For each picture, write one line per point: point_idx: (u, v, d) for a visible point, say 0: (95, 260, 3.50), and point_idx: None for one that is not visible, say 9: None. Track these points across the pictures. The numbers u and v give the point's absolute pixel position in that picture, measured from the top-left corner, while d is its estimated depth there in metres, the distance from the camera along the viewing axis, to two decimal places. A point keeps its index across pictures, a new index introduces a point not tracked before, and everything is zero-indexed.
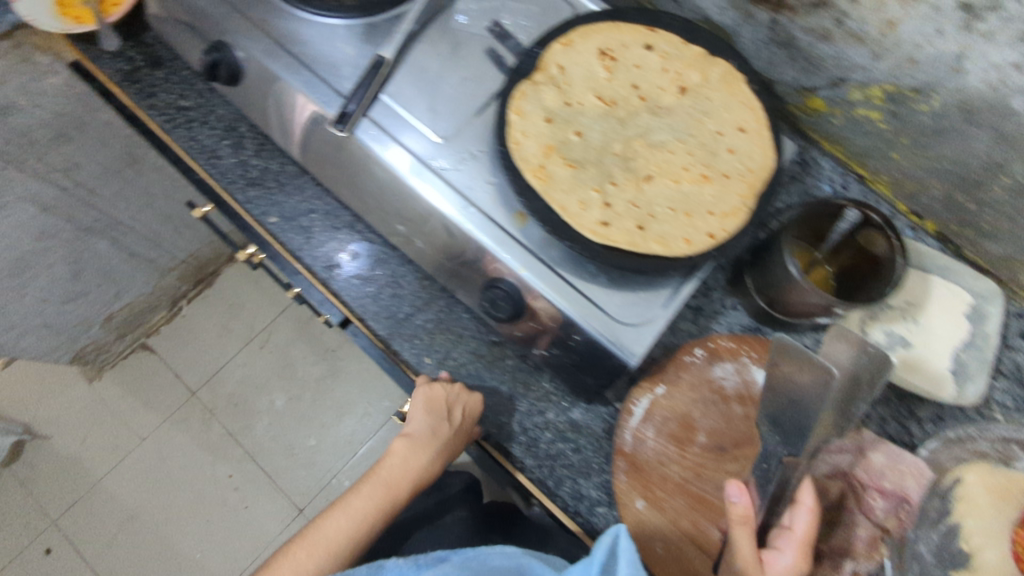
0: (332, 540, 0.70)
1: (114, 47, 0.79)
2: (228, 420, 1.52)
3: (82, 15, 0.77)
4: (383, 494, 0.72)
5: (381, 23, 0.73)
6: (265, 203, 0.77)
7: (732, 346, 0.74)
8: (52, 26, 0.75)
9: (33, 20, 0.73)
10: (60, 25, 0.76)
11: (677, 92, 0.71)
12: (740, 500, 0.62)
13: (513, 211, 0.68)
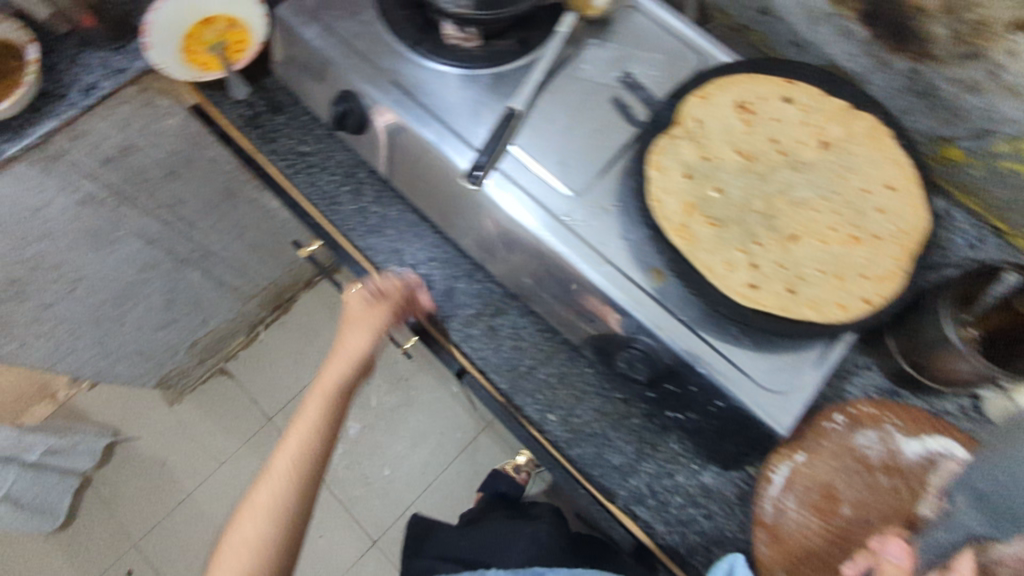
0: (293, 458, 0.71)
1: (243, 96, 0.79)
2: None
3: (209, 62, 0.78)
4: (326, 403, 0.74)
5: (509, 72, 0.71)
6: (387, 251, 0.76)
7: (873, 412, 0.71)
8: (182, 74, 0.76)
9: (163, 69, 0.75)
10: (189, 74, 0.77)
11: (818, 146, 0.68)
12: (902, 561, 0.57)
13: (649, 269, 0.65)
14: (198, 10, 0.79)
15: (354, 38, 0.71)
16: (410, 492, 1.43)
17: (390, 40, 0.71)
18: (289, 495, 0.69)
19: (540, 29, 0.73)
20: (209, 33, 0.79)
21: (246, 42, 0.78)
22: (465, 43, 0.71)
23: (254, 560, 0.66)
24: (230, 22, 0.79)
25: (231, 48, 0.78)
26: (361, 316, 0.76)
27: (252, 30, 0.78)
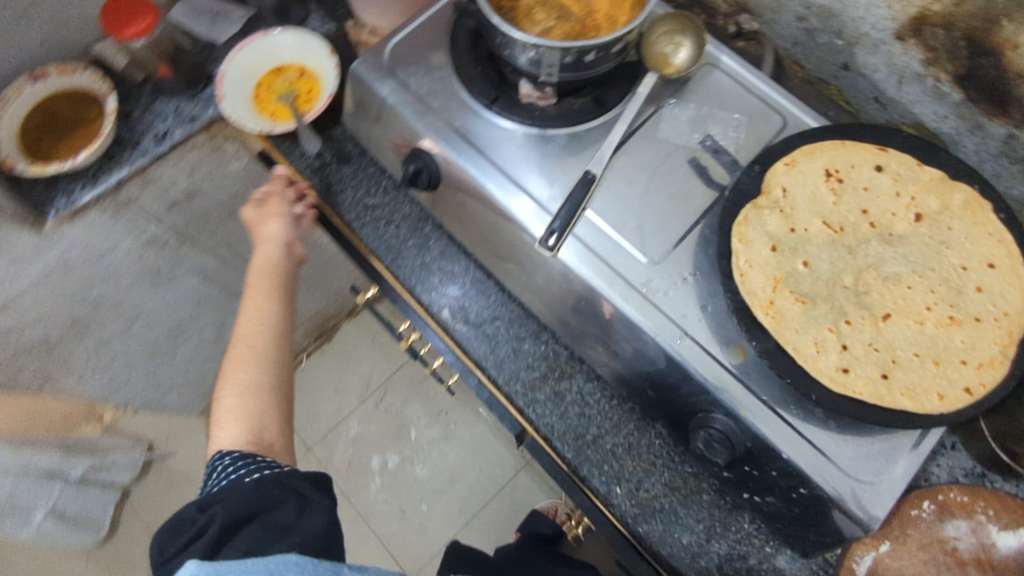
0: (256, 323, 0.73)
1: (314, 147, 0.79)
2: (342, 479, 1.47)
3: (279, 112, 0.78)
4: (270, 287, 0.76)
5: (585, 132, 0.70)
6: (451, 309, 0.75)
7: (964, 500, 0.67)
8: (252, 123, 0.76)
9: (234, 118, 0.75)
10: (258, 123, 0.77)
11: (912, 220, 0.65)
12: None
13: (730, 345, 0.62)
14: (272, 63, 0.81)
15: (429, 95, 0.70)
16: (447, 526, 1.42)
17: (466, 97, 0.70)
18: (273, 349, 0.73)
19: (618, 87, 0.71)
20: (281, 83, 0.80)
21: (316, 92, 0.79)
22: (540, 101, 0.70)
23: (259, 400, 0.70)
24: (302, 73, 0.80)
25: (302, 98, 0.78)
26: (276, 203, 0.78)
27: (322, 80, 0.79)
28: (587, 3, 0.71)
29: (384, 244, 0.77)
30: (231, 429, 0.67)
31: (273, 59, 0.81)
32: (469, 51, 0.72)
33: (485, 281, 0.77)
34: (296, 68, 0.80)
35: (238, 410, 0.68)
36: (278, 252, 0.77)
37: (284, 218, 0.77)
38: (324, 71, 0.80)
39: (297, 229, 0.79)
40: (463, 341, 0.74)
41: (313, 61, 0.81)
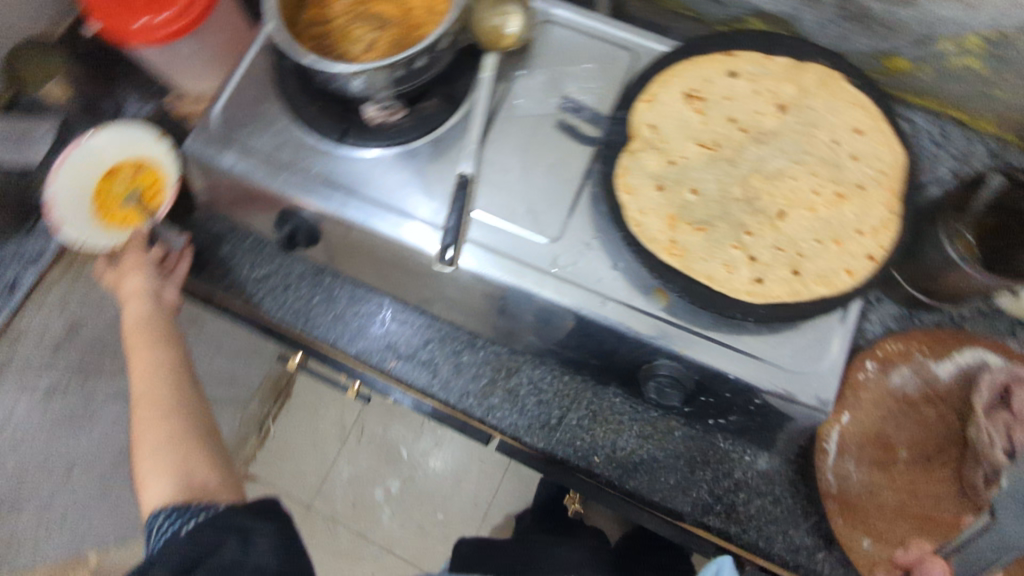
0: (152, 374, 0.68)
1: (180, 244, 0.74)
2: (352, 522, 1.47)
3: (129, 218, 0.73)
4: (153, 338, 0.69)
5: (445, 134, 0.68)
6: (380, 349, 0.73)
7: (901, 348, 0.70)
8: (107, 240, 0.71)
9: (82, 245, 0.69)
10: (113, 237, 0.71)
11: (777, 113, 0.66)
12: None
13: (650, 291, 0.63)
14: (96, 164, 0.73)
15: (276, 151, 0.67)
16: (468, 524, 1.44)
17: (314, 141, 0.67)
18: (179, 396, 0.68)
19: (462, 76, 0.69)
20: (117, 185, 0.73)
21: (161, 183, 0.73)
22: (389, 118, 0.66)
23: (179, 452, 0.65)
24: (136, 167, 0.74)
25: (148, 195, 0.73)
26: (133, 253, 0.71)
27: (162, 168, 0.74)
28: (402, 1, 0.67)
29: (289, 312, 0.74)
30: (160, 483, 0.63)
31: (94, 159, 0.73)
32: (301, 89, 0.67)
33: (401, 308, 0.74)
34: (127, 163, 0.74)
35: (161, 469, 0.63)
36: (147, 305, 0.69)
37: (145, 268, 0.70)
38: (160, 156, 0.74)
39: (163, 279, 0.71)
40: (403, 377, 0.73)
41: (143, 150, 0.74)
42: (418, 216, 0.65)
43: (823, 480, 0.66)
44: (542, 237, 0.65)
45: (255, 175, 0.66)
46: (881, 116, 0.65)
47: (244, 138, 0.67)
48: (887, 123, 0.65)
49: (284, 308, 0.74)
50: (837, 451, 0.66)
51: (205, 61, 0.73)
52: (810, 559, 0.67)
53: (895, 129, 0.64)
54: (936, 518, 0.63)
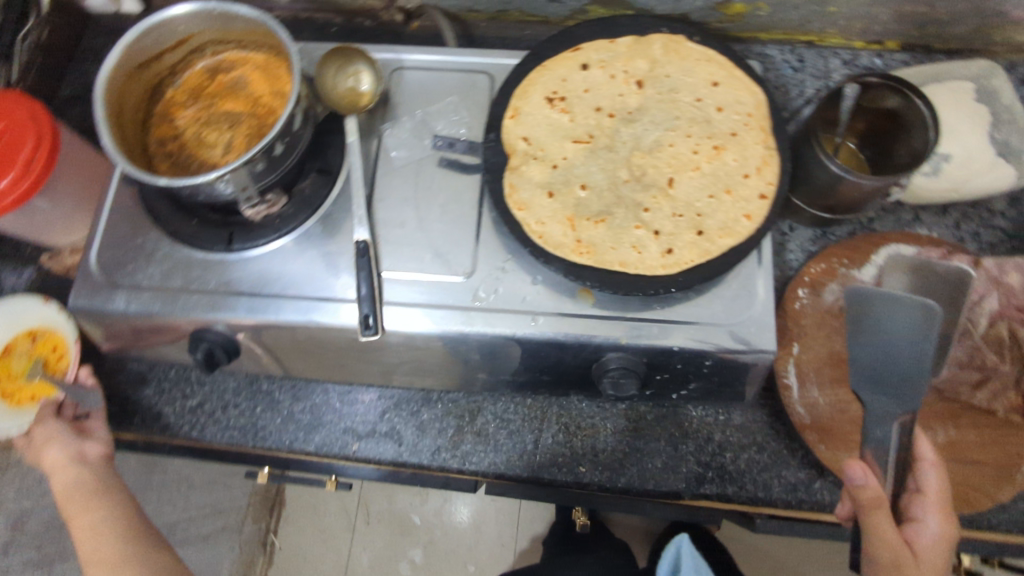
0: (100, 535, 0.61)
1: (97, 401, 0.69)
2: None
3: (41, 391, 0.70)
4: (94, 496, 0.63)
5: (331, 210, 0.67)
6: (339, 437, 0.72)
7: (824, 267, 0.73)
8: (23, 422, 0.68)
9: None
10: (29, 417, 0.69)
11: (637, 88, 0.67)
12: (868, 481, 0.58)
13: (574, 294, 0.63)
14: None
15: (168, 278, 0.65)
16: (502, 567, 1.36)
17: (205, 255, 0.65)
18: (139, 547, 0.62)
19: (331, 148, 0.68)
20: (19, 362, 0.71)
21: (63, 345, 0.71)
22: (271, 209, 0.65)
23: None
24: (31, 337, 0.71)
25: (54, 362, 0.70)
26: (43, 426, 0.65)
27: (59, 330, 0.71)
28: (246, 93, 0.66)
29: (237, 426, 0.72)
30: None
31: None
32: (175, 211, 0.66)
33: (350, 388, 0.73)
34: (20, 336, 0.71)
35: None
36: (75, 469, 0.64)
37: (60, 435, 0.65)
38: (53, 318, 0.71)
39: (82, 439, 0.66)
40: (373, 454, 0.71)
41: (33, 317, 0.71)
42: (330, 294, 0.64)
43: (795, 414, 0.67)
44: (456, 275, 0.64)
45: (154, 309, 0.64)
46: (733, 62, 0.66)
47: (131, 277, 0.65)
48: (740, 66, 0.66)
49: (230, 423, 0.72)
50: (798, 382, 0.69)
51: (72, 213, 0.71)
52: (810, 490, 0.69)
53: (748, 70, 0.66)
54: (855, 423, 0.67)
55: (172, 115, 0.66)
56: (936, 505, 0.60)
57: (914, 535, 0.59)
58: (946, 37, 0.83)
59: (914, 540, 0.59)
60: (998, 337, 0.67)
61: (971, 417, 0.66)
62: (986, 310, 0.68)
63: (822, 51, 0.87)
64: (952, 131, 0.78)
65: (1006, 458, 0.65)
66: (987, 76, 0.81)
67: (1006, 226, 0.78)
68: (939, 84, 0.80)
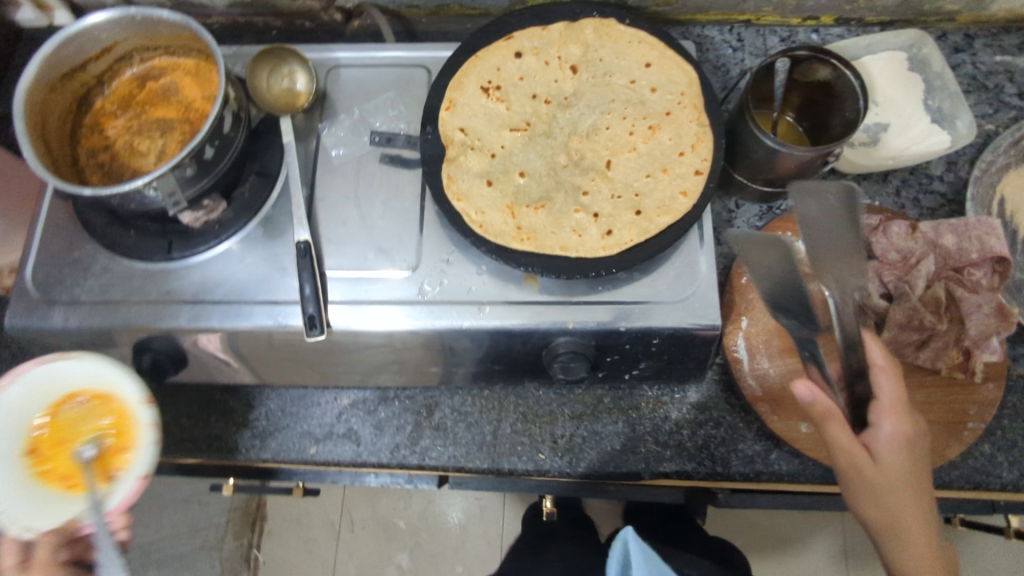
0: None
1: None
2: None
3: (77, 478, 0.54)
4: None
5: (272, 211, 0.67)
6: (296, 440, 0.71)
7: (768, 241, 0.74)
8: (31, 523, 0.52)
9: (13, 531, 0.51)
10: (44, 518, 0.52)
11: (573, 73, 0.67)
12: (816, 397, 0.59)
13: (521, 281, 0.64)
14: (81, 374, 0.55)
15: (108, 291, 0.64)
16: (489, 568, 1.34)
17: (145, 265, 0.65)
18: None
19: (267, 151, 0.68)
20: (64, 427, 0.55)
21: (128, 431, 0.54)
22: (211, 215, 0.64)
23: None
24: (95, 398, 0.55)
25: (113, 447, 0.54)
26: None
27: (129, 419, 0.54)
28: (177, 100, 0.65)
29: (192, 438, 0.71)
30: None
31: (47, 384, 0.55)
32: (111, 223, 0.65)
33: (305, 393, 0.73)
34: (102, 380, 0.55)
35: None
36: None
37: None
38: (121, 400, 0.55)
39: None
40: (333, 457, 0.71)
41: (111, 374, 0.55)
42: (275, 298, 0.63)
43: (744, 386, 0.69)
44: (401, 271, 0.64)
45: (98, 325, 0.63)
46: (668, 43, 0.67)
47: (69, 295, 0.64)
48: (674, 45, 0.66)
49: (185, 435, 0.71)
50: (747, 355, 0.70)
51: (7, 233, 0.69)
52: (767, 460, 0.70)
53: (682, 49, 0.66)
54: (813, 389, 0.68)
55: (102, 125, 0.65)
56: (891, 408, 0.60)
57: (871, 439, 0.59)
58: (878, 9, 0.85)
59: (870, 444, 0.59)
60: (935, 299, 0.66)
61: (917, 377, 0.68)
62: (923, 273, 0.67)
63: (761, 29, 0.88)
64: (885, 102, 0.80)
65: (951, 416, 0.67)
66: (918, 45, 0.82)
67: (947, 191, 0.80)
68: (871, 56, 0.82)
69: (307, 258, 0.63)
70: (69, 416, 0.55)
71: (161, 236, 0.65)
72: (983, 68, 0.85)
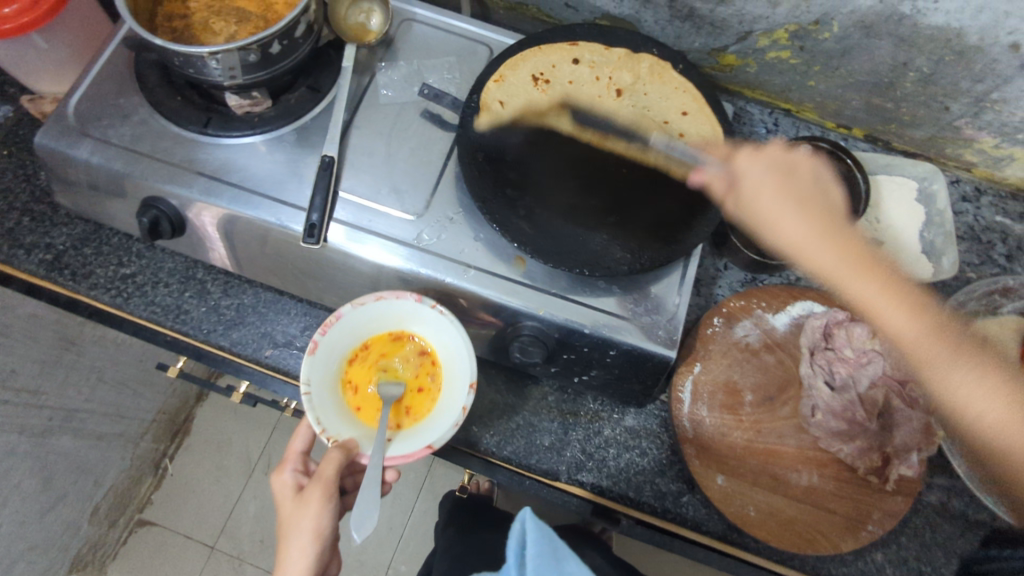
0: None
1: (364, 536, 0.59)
2: (262, 559, 1.38)
3: (367, 405, 0.65)
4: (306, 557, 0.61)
5: (310, 123, 0.71)
6: (255, 339, 0.75)
7: (743, 303, 0.78)
8: (327, 424, 0.60)
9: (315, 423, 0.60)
10: (333, 426, 0.61)
11: (623, 93, 0.73)
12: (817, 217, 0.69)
13: (510, 259, 0.68)
14: (418, 323, 0.66)
15: (136, 142, 0.67)
16: (382, 551, 1.33)
17: (179, 131, 0.68)
18: None
19: (324, 72, 0.73)
20: (380, 365, 0.67)
21: (426, 393, 0.66)
22: (254, 107, 0.70)
23: None
24: (420, 352, 0.68)
25: (409, 399, 0.66)
26: (329, 472, 0.60)
27: (434, 391, 0.66)
28: None
29: (163, 307, 0.75)
30: None
31: (370, 323, 0.66)
32: (163, 85, 0.69)
33: (284, 299, 0.77)
34: (429, 341, 0.67)
35: None
36: (311, 532, 0.61)
37: (332, 505, 0.62)
38: (437, 355, 0.67)
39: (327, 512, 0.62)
40: (284, 365, 0.74)
41: (454, 349, 0.65)
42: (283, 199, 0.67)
43: (678, 425, 0.72)
44: (407, 216, 0.68)
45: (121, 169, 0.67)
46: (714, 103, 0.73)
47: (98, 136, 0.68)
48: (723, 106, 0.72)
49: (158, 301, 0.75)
50: (691, 399, 0.74)
51: (65, 63, 0.74)
52: (676, 500, 0.73)
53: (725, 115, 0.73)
54: (759, 446, 0.71)
55: None
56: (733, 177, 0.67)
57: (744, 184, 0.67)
58: (906, 138, 0.91)
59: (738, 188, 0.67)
60: (874, 401, 0.71)
61: (836, 470, 0.71)
62: (869, 373, 0.72)
63: (799, 124, 0.94)
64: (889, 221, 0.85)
65: (859, 510, 0.70)
66: (929, 179, 0.90)
67: None
68: (887, 176, 0.88)
69: (325, 173, 0.67)
70: (389, 353, 0.68)
71: (204, 112, 0.69)
72: (983, 222, 0.91)
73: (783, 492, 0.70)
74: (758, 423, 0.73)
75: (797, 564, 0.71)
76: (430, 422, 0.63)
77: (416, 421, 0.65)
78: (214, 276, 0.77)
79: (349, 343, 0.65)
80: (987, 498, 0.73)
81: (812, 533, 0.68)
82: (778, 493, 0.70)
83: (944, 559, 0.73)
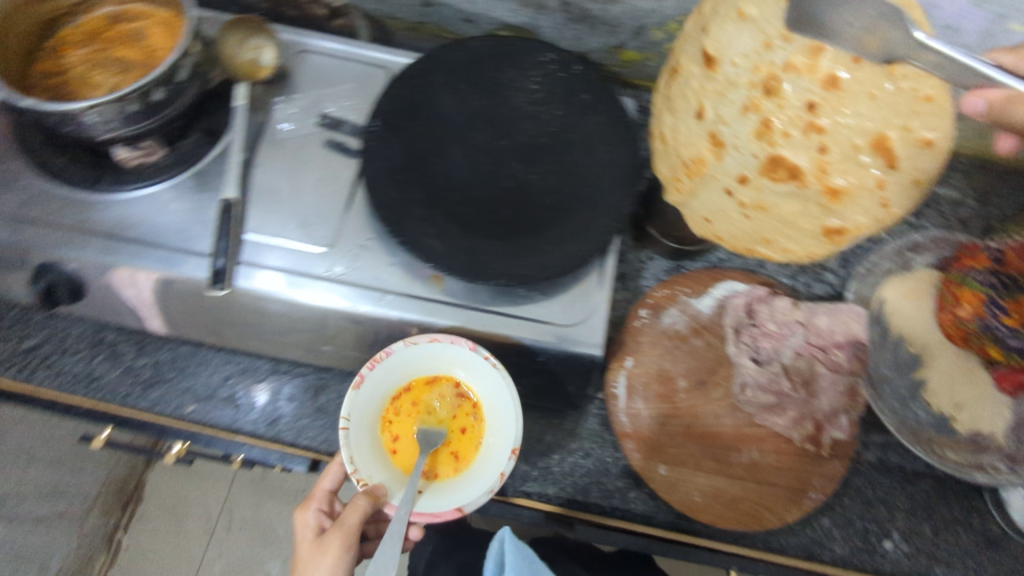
0: None
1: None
2: None
3: (405, 452, 0.64)
4: None
5: (207, 166, 0.69)
6: (175, 396, 0.72)
7: (667, 292, 0.81)
8: (360, 465, 0.59)
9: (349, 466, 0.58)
10: (365, 468, 0.59)
11: (804, 66, 0.49)
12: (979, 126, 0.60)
13: (426, 278, 0.67)
14: (467, 368, 0.65)
15: (23, 208, 0.65)
16: None
17: (67, 191, 0.66)
18: None
19: (216, 113, 0.71)
20: (424, 407, 0.66)
21: (468, 440, 0.65)
22: (148, 157, 0.67)
23: None
24: (459, 393, 0.67)
25: (453, 445, 0.65)
26: (352, 519, 0.59)
27: (477, 437, 0.65)
28: (143, 44, 0.70)
29: (71, 380, 0.71)
30: None
31: (415, 365, 0.65)
32: (45, 145, 0.67)
33: (202, 354, 0.74)
34: (472, 388, 0.66)
35: None
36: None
37: (349, 557, 0.60)
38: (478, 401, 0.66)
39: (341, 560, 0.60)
40: (210, 419, 0.72)
41: (500, 405, 0.63)
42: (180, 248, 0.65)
43: (619, 421, 0.74)
44: (315, 249, 0.67)
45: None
46: (931, 113, 0.49)
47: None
48: (929, 129, 0.50)
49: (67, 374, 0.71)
50: (626, 392, 0.75)
51: None
52: (625, 494, 0.73)
53: (923, 145, 0.49)
54: (699, 429, 0.74)
55: (62, 52, 0.68)
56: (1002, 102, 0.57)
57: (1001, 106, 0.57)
58: None
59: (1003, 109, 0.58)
60: (799, 370, 0.77)
61: (774, 442, 0.74)
62: (790, 345, 0.78)
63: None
64: None
65: (799, 482, 0.72)
66: None
67: (838, 282, 0.88)
68: None
69: (224, 215, 0.65)
70: (427, 395, 0.67)
71: (80, 171, 0.66)
72: None
73: (725, 471, 0.72)
74: (694, 406, 0.75)
75: (750, 542, 0.72)
76: (463, 480, 0.61)
77: (453, 476, 0.63)
78: (127, 339, 0.74)
79: (393, 381, 0.65)
80: (920, 448, 0.75)
81: (755, 507, 0.70)
82: (721, 474, 0.71)
83: (888, 513, 0.75)
